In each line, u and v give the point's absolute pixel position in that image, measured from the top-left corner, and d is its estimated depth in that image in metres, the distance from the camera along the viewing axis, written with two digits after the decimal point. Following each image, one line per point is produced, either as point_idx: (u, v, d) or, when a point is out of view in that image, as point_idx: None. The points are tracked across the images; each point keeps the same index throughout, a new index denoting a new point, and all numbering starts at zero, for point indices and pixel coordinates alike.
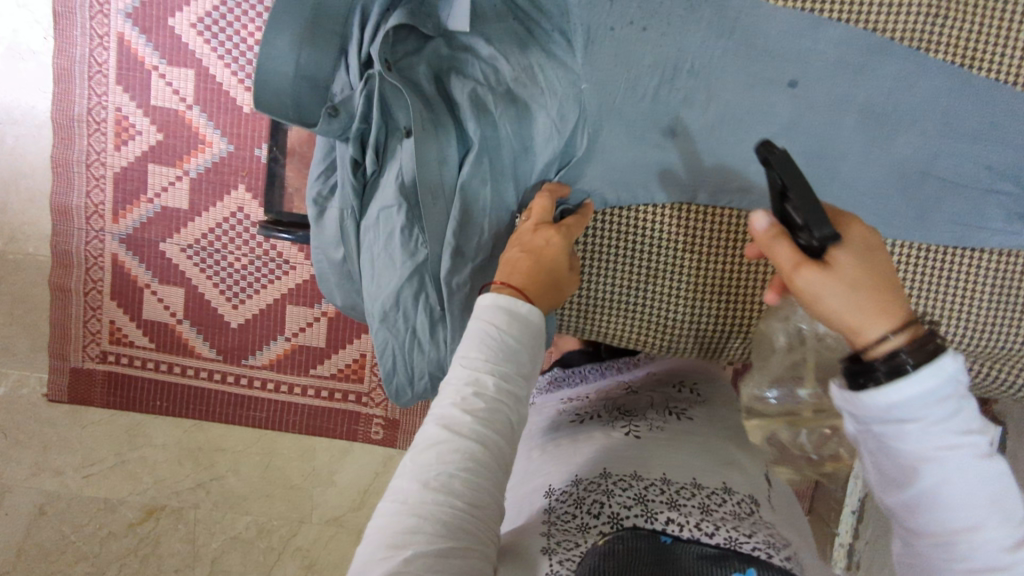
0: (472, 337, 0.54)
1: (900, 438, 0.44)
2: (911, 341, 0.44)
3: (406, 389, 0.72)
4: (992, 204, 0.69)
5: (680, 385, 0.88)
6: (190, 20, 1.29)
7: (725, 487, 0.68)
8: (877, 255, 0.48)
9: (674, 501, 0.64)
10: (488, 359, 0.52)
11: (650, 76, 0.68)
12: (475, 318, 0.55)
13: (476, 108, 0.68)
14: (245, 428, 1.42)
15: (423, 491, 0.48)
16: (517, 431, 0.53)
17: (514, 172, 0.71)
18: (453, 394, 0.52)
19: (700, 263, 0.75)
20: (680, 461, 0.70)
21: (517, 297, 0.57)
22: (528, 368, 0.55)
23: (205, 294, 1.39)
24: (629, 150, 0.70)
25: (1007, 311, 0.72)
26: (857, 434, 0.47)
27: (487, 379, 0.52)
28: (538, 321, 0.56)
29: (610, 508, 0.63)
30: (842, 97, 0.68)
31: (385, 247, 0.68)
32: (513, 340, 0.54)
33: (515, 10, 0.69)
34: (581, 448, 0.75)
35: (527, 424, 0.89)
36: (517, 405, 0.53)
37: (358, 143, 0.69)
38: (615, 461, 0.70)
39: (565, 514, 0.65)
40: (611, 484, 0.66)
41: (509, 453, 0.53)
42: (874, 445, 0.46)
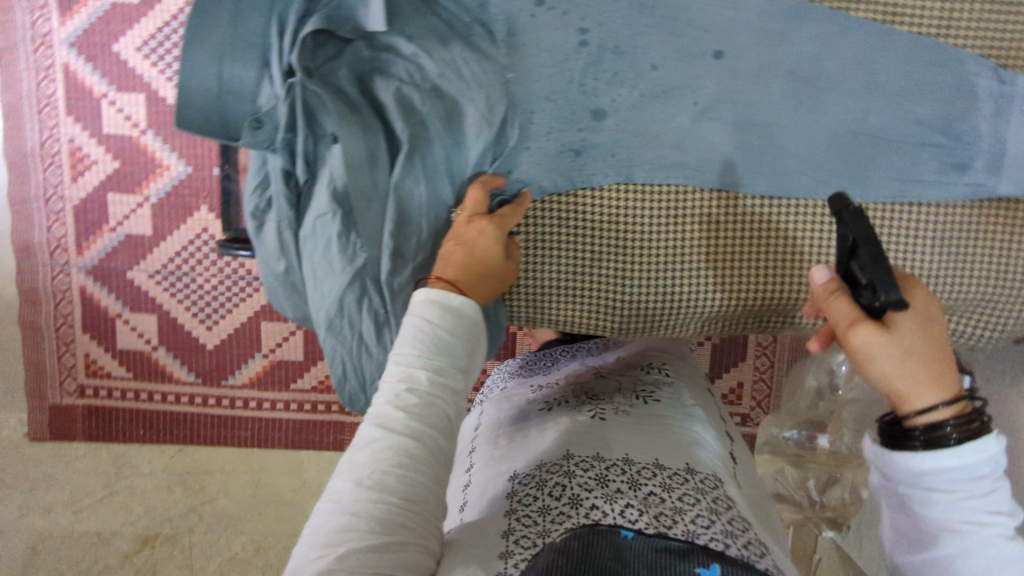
0: (404, 334, 0.57)
1: (931, 502, 0.51)
2: (959, 417, 0.50)
3: (360, 395, 0.72)
4: (926, 155, 0.69)
5: (648, 367, 0.89)
6: (135, 44, 1.27)
7: (688, 467, 0.69)
8: (930, 322, 0.52)
9: (636, 482, 0.65)
10: (420, 353, 0.56)
11: (576, 60, 0.68)
12: (410, 314, 0.59)
13: (403, 108, 0.68)
14: (229, 449, 1.42)
15: (357, 488, 0.51)
16: (453, 422, 0.57)
17: (448, 167, 0.70)
18: (387, 392, 0.55)
19: (644, 240, 0.74)
20: (644, 445, 0.71)
21: (450, 291, 0.60)
22: (462, 362, 0.58)
23: (178, 319, 1.38)
24: (563, 135, 0.70)
25: (951, 260, 0.72)
26: (890, 495, 0.55)
27: (419, 374, 0.56)
28: (471, 311, 0.60)
29: (571, 489, 0.63)
30: (769, 63, 0.68)
31: (324, 255, 0.68)
32: (444, 333, 0.58)
33: (433, 5, 0.68)
34: (546, 433, 0.76)
35: (492, 409, 0.89)
36: (451, 397, 0.57)
37: (287, 153, 0.68)
38: (578, 444, 0.70)
39: (526, 497, 0.65)
40: (573, 466, 0.67)
41: (447, 445, 0.56)
42: (906, 507, 0.53)
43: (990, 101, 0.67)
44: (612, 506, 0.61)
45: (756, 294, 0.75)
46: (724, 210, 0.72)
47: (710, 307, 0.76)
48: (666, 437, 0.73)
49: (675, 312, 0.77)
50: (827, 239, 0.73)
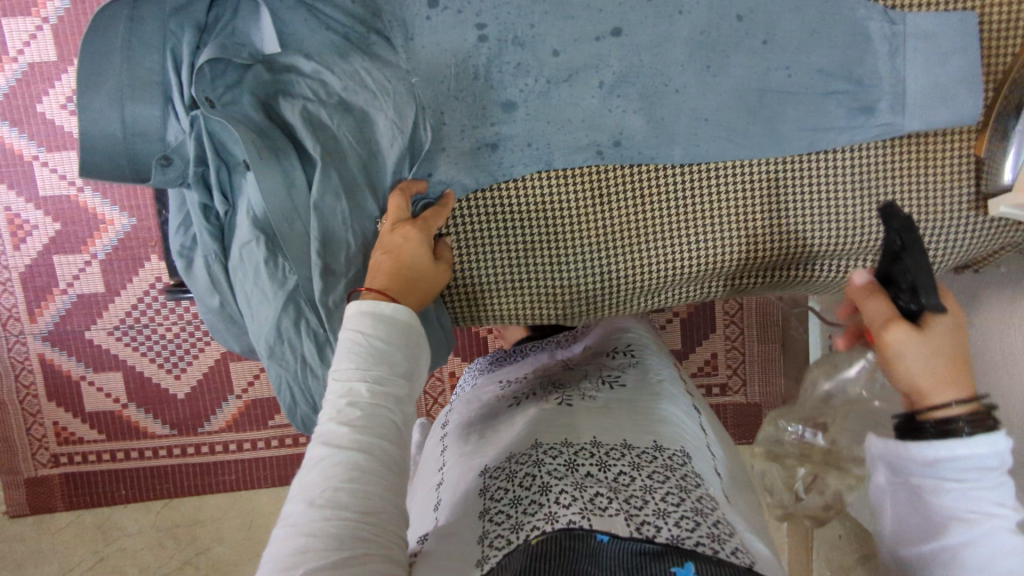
0: (341, 349, 0.57)
1: (940, 492, 0.51)
2: (973, 413, 0.52)
3: (313, 417, 0.71)
4: (834, 103, 0.70)
5: (614, 351, 0.89)
6: (59, 101, 1.25)
7: (656, 445, 0.69)
8: (963, 331, 0.55)
9: (605, 463, 0.65)
10: (360, 366, 0.56)
11: (479, 55, 0.68)
12: (345, 328, 0.58)
13: (312, 126, 0.67)
14: (216, 495, 1.40)
15: (309, 509, 0.51)
16: (401, 430, 0.57)
17: (367, 179, 0.70)
18: (330, 409, 0.55)
19: (570, 225, 0.74)
20: (612, 426, 0.71)
21: (382, 300, 0.60)
22: (405, 369, 0.59)
23: (144, 372, 1.36)
24: (477, 132, 0.70)
25: (873, 202, 0.73)
26: (893, 492, 0.55)
27: (360, 387, 0.55)
28: (406, 316, 0.60)
29: (541, 478, 0.62)
30: (668, 33, 0.69)
31: (255, 282, 0.67)
32: (381, 344, 0.58)
33: (326, 20, 0.66)
34: (513, 426, 0.75)
35: (459, 411, 0.88)
36: (396, 405, 0.57)
37: (203, 187, 0.68)
38: (545, 432, 0.69)
39: (497, 492, 0.64)
40: (542, 454, 0.66)
41: (398, 454, 0.56)
42: (909, 496, 0.54)
43: (884, 43, 0.69)
44: (583, 491, 0.60)
45: (687, 264, 0.76)
46: (647, 182, 0.73)
47: (647, 280, 0.77)
48: (630, 415, 0.74)
49: (612, 292, 0.78)
50: (751, 199, 0.74)
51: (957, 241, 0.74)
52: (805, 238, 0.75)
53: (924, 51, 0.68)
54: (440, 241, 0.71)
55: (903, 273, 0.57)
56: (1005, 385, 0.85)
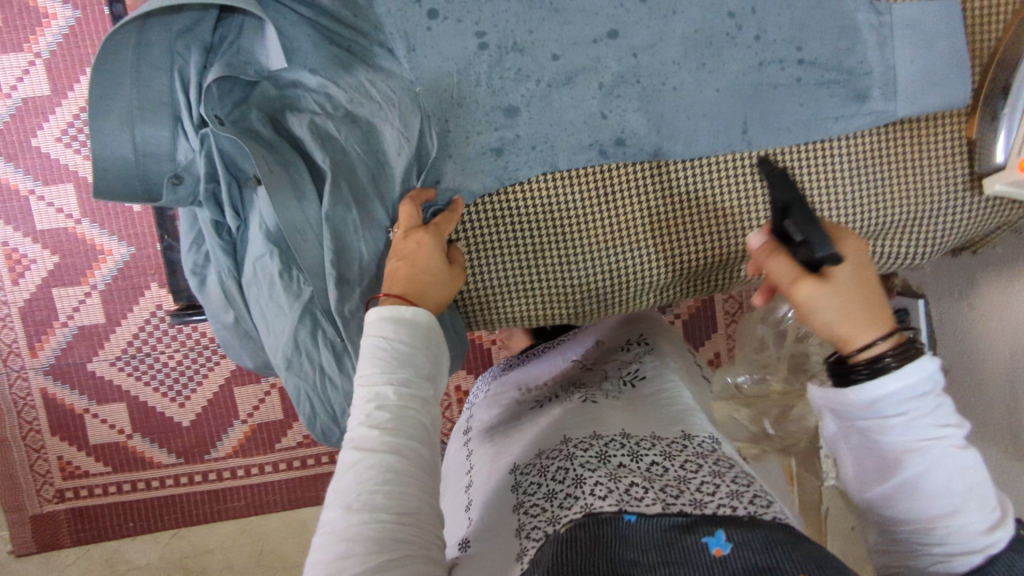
0: (367, 355, 0.58)
1: (886, 434, 0.50)
2: (897, 346, 0.50)
3: (333, 427, 0.70)
4: (827, 94, 0.72)
5: (629, 345, 0.91)
6: (54, 134, 1.26)
7: (684, 434, 0.69)
8: (868, 266, 0.53)
9: (637, 454, 0.65)
10: (384, 371, 0.57)
11: (479, 64, 0.70)
12: (367, 335, 0.60)
13: (320, 139, 0.68)
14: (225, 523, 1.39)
15: (348, 514, 0.51)
16: (429, 430, 0.58)
17: (376, 188, 0.70)
18: (360, 414, 0.56)
19: (576, 226, 0.75)
20: (639, 420, 0.73)
21: (401, 304, 0.61)
22: (428, 371, 0.60)
23: (148, 402, 1.35)
24: (481, 137, 0.71)
25: (870, 188, 0.75)
26: (844, 438, 0.54)
27: (387, 392, 0.56)
28: (426, 319, 0.61)
29: (574, 470, 0.63)
30: (662, 34, 0.71)
31: (270, 295, 0.68)
32: (406, 348, 0.59)
33: (331, 35, 0.68)
34: (539, 424, 0.76)
35: (479, 417, 0.88)
36: (423, 406, 0.58)
37: (215, 204, 0.68)
38: (573, 427, 0.71)
39: (531, 488, 0.64)
40: (573, 448, 0.67)
41: (429, 455, 0.57)
42: (858, 442, 0.52)
43: (872, 33, 0.71)
44: (617, 484, 0.59)
45: (693, 258, 0.77)
46: (652, 178, 0.74)
47: (654, 276, 0.78)
48: (655, 409, 0.75)
49: (621, 289, 0.78)
50: (754, 190, 0.75)
51: (956, 221, 0.76)
52: None
53: (909, 38, 0.71)
54: (451, 246, 0.72)
55: (796, 228, 0.55)
56: (1007, 364, 0.86)
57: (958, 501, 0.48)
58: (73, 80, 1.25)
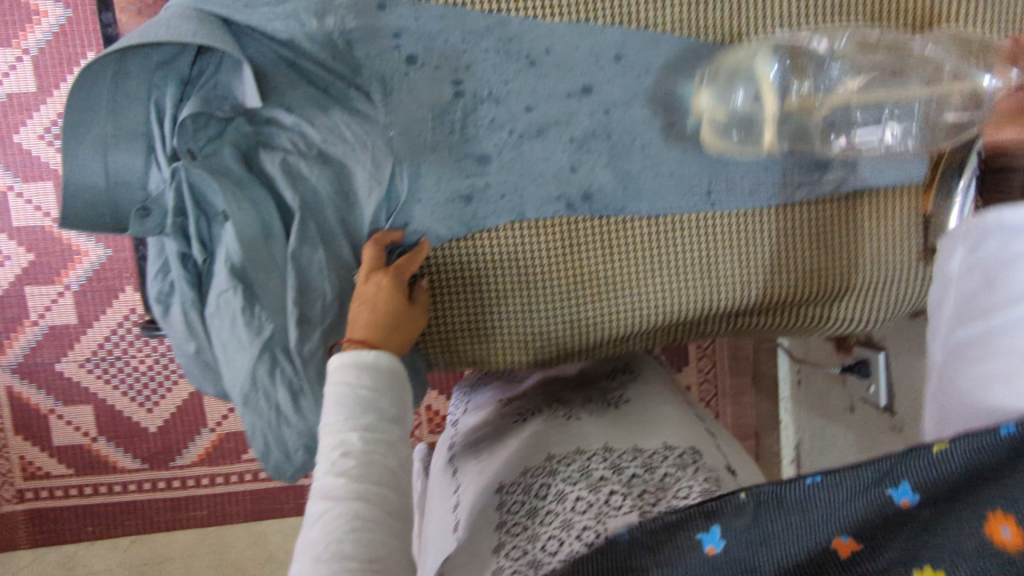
0: (330, 401, 0.60)
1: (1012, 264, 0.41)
2: None
3: (287, 464, 0.71)
4: (791, 161, 0.74)
5: (614, 372, 0.95)
6: (37, 131, 1.25)
7: (665, 446, 0.73)
8: None
9: (617, 465, 0.69)
10: (348, 416, 0.59)
11: (455, 111, 0.71)
12: (331, 381, 0.62)
13: (292, 178, 0.69)
14: (187, 531, 1.38)
15: (317, 565, 0.53)
16: (398, 475, 0.60)
17: (344, 228, 0.71)
18: (325, 462, 0.58)
19: (542, 273, 0.75)
20: (619, 434, 0.76)
21: (362, 348, 0.64)
22: (394, 414, 0.62)
23: (115, 406, 1.34)
24: (451, 184, 0.72)
25: (823, 255, 0.78)
26: (967, 275, 0.44)
27: (352, 437, 0.59)
28: (387, 361, 0.64)
29: (556, 487, 0.67)
30: (635, 93, 0.72)
31: (231, 330, 0.68)
32: (369, 390, 0.61)
33: (308, 74, 0.69)
34: (519, 437, 0.80)
35: (459, 434, 0.91)
36: (388, 449, 0.60)
37: (182, 237, 0.69)
38: (556, 444, 0.75)
39: (513, 505, 0.68)
40: (556, 464, 0.71)
41: (395, 499, 0.59)
42: (988, 270, 0.43)
43: None
44: (598, 496, 0.63)
45: (655, 311, 0.78)
46: (617, 232, 0.75)
47: (618, 325, 0.78)
48: (634, 426, 0.78)
49: (585, 335, 0.79)
50: (716, 250, 0.76)
51: (905, 287, 0.80)
52: (765, 290, 0.78)
53: None
54: (421, 279, 0.74)
55: None
56: None
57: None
58: (60, 78, 1.24)
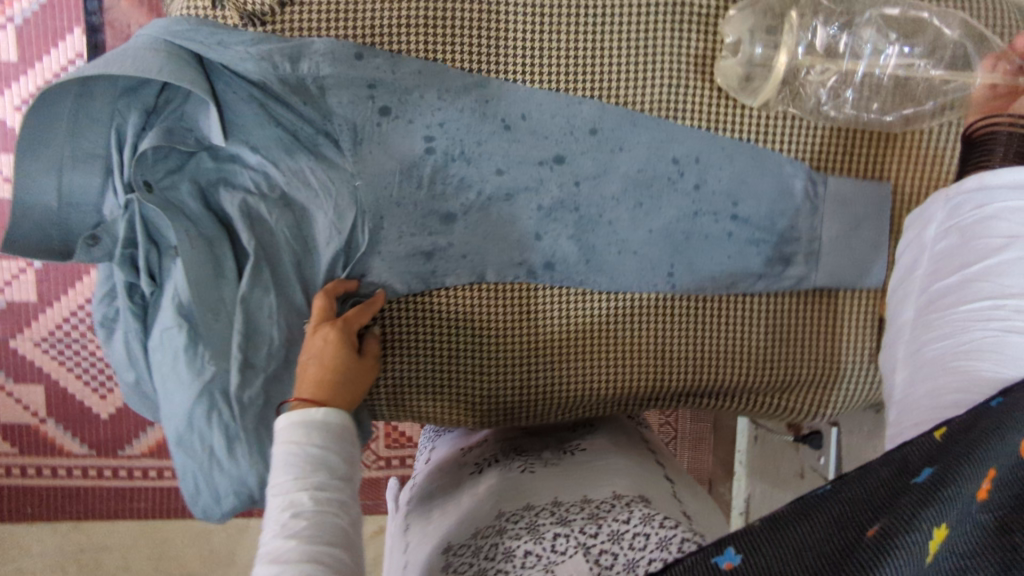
0: (278, 460, 0.59)
1: (991, 222, 0.54)
2: None
3: (214, 508, 0.70)
4: (754, 251, 0.75)
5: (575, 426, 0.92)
6: (13, 101, 1.20)
7: (614, 493, 0.70)
8: None
9: (565, 517, 0.65)
10: (297, 476, 0.58)
11: (423, 167, 0.70)
12: (278, 442, 0.61)
13: (249, 220, 0.67)
14: (129, 522, 1.36)
15: None
16: (350, 534, 0.58)
17: (298, 274, 0.70)
18: (274, 525, 0.56)
19: (498, 336, 0.75)
20: (568, 486, 0.73)
21: (311, 407, 0.63)
22: (345, 472, 0.62)
23: (67, 389, 1.31)
24: (413, 239, 0.71)
25: (778, 345, 0.78)
26: (942, 239, 0.59)
27: (301, 497, 0.57)
28: (337, 420, 0.63)
29: (503, 543, 0.63)
30: (609, 167, 0.72)
31: (172, 367, 0.67)
32: (319, 450, 0.60)
33: (277, 115, 0.67)
34: (473, 494, 0.77)
35: (415, 486, 0.89)
36: (340, 508, 0.59)
37: (130, 267, 0.67)
38: (506, 500, 0.72)
39: (460, 565, 0.63)
40: (505, 522, 0.67)
41: (349, 559, 0.57)
42: (959, 237, 0.56)
43: (805, 200, 0.75)
44: (544, 546, 0.61)
45: (607, 386, 0.78)
46: (573, 305, 0.75)
47: (569, 396, 0.78)
48: (586, 478, 0.75)
49: (534, 403, 0.79)
50: (672, 332, 0.77)
51: (856, 383, 0.80)
52: (719, 375, 0.78)
53: (838, 214, 0.75)
54: (374, 331, 0.73)
55: None
56: None
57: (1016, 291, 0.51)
58: (44, 49, 1.19)
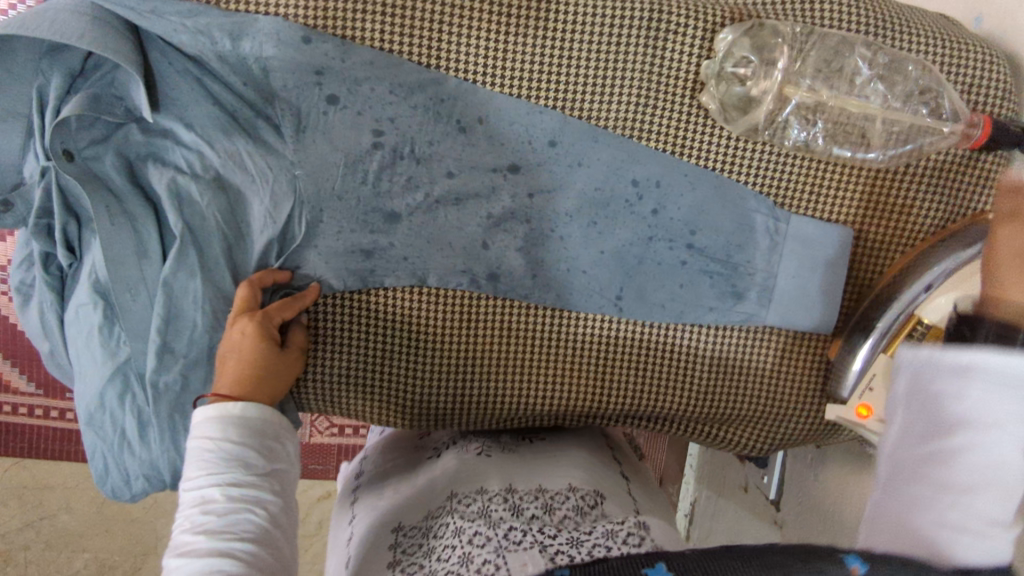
0: (190, 457, 0.57)
1: (963, 402, 0.37)
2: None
3: (124, 490, 0.67)
4: (706, 283, 0.73)
5: None
6: None
7: (570, 487, 0.68)
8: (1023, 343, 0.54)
9: (518, 507, 0.63)
10: (207, 474, 0.56)
11: (370, 161, 0.66)
12: (192, 437, 0.58)
13: (176, 199, 0.63)
14: (73, 464, 1.34)
15: None
16: (269, 527, 0.56)
17: (228, 258, 0.66)
18: (185, 521, 0.55)
19: (435, 340, 0.72)
20: (523, 476, 0.71)
21: (229, 401, 0.60)
22: (265, 467, 0.59)
23: (17, 326, 1.26)
24: (353, 235, 0.68)
25: (726, 378, 0.76)
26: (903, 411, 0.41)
27: (213, 493, 0.55)
28: (255, 414, 0.60)
29: (455, 522, 0.61)
30: (564, 182, 0.69)
31: (86, 345, 0.64)
32: (235, 444, 0.58)
33: (216, 94, 0.63)
34: (420, 476, 0.74)
35: (356, 464, 0.86)
36: (259, 502, 0.57)
37: (46, 236, 0.64)
38: (461, 483, 0.69)
39: (409, 547, 0.62)
40: (456, 503, 0.65)
41: (268, 552, 0.55)
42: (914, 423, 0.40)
43: (765, 236, 0.72)
44: (496, 530, 0.58)
45: (544, 400, 0.76)
46: (517, 317, 0.73)
47: (503, 407, 0.76)
48: (540, 469, 0.73)
49: (467, 411, 0.76)
50: (617, 353, 0.75)
51: (805, 420, 0.78)
52: (660, 399, 0.77)
53: (799, 253, 0.73)
54: (309, 321, 0.70)
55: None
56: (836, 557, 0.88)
57: (1000, 489, 0.36)
58: None
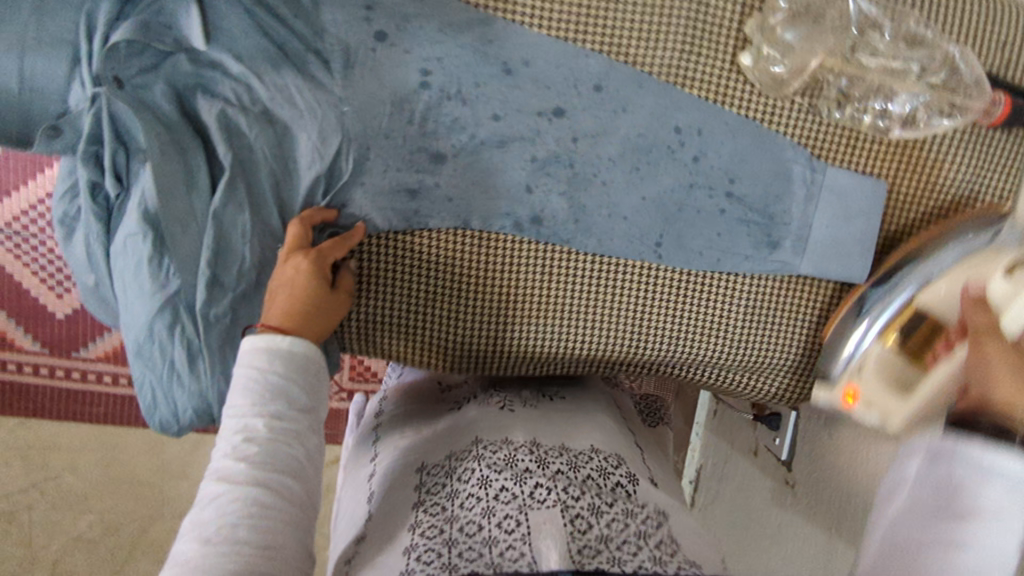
0: (236, 385, 0.57)
1: (979, 489, 0.45)
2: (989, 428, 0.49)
3: (171, 423, 0.68)
4: (743, 232, 0.74)
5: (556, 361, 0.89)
6: None
7: (593, 448, 0.68)
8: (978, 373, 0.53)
9: (543, 460, 0.63)
10: (256, 404, 0.56)
11: (417, 101, 0.66)
12: (240, 364, 0.58)
13: (227, 132, 0.63)
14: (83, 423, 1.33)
15: (204, 546, 0.50)
16: (303, 463, 0.57)
17: (276, 197, 0.67)
18: (225, 445, 0.55)
19: (474, 283, 0.73)
20: (548, 429, 0.70)
21: (277, 334, 0.60)
22: (305, 404, 0.59)
23: (22, 283, 1.22)
24: (398, 175, 0.68)
25: (757, 325, 0.78)
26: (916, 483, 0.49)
27: (256, 423, 0.55)
28: (301, 350, 0.60)
29: (480, 471, 0.61)
30: (607, 128, 0.70)
31: (134, 276, 0.63)
32: (280, 379, 0.58)
33: (266, 26, 0.63)
34: (445, 420, 0.74)
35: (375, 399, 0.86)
36: (295, 438, 0.57)
37: (94, 165, 0.63)
38: (487, 430, 0.67)
39: (433, 485, 0.62)
40: (482, 450, 0.64)
41: (300, 486, 0.56)
42: (926, 495, 0.48)
43: (802, 187, 0.73)
44: (521, 487, 0.58)
45: (579, 345, 0.77)
46: (556, 262, 0.73)
47: (539, 352, 0.77)
48: (564, 421, 0.73)
49: (503, 355, 0.77)
50: (653, 300, 0.76)
51: None
52: (692, 346, 0.78)
53: (833, 205, 0.74)
54: (354, 263, 0.71)
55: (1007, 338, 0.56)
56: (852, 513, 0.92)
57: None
58: None
